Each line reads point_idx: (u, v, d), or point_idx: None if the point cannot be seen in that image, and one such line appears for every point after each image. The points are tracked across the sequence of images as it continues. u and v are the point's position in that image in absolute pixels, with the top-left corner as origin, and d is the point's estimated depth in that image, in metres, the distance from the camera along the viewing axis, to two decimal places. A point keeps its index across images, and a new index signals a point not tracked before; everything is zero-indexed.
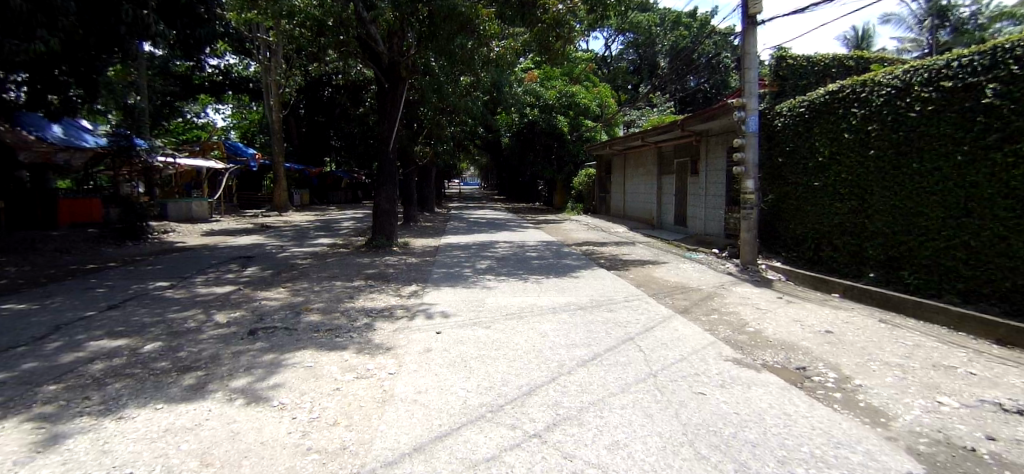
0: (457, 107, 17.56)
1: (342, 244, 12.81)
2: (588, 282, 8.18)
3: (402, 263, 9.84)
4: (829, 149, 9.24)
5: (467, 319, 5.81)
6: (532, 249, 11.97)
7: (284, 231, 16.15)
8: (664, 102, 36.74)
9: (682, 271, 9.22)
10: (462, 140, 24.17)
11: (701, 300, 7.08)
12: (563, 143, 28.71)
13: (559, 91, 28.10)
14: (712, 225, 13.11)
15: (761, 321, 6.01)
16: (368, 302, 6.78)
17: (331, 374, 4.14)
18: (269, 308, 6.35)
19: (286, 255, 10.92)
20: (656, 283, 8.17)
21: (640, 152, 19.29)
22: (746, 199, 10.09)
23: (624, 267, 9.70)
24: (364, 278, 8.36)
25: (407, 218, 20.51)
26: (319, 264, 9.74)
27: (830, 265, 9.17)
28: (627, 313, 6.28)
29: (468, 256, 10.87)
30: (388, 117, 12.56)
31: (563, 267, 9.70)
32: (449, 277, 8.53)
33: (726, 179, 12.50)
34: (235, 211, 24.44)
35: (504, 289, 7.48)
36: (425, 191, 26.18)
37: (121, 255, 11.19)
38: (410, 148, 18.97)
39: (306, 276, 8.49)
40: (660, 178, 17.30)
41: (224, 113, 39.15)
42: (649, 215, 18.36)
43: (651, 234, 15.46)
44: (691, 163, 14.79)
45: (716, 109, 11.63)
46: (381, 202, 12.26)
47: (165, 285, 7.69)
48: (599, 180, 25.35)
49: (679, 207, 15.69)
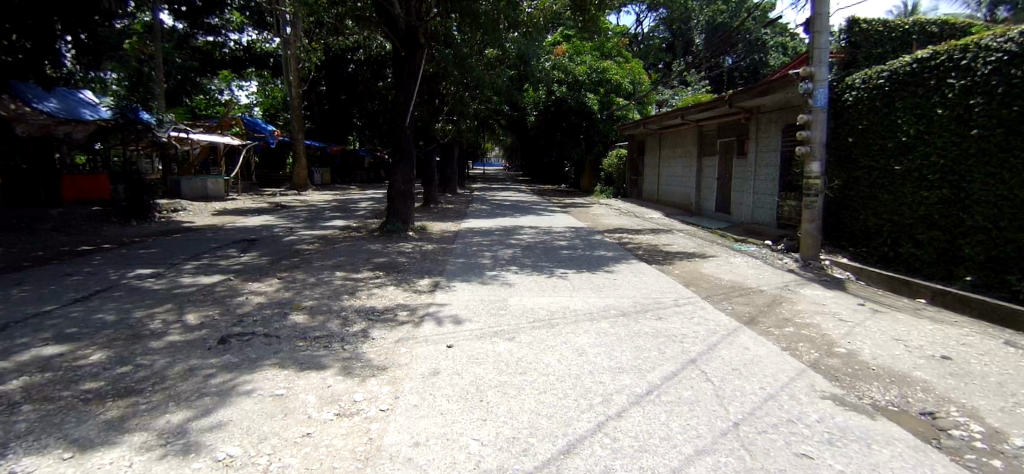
0: (481, 82, 16.31)
1: (355, 226, 11.93)
2: (627, 279, 7.01)
3: (415, 250, 8.85)
4: (915, 128, 7.62)
5: (484, 329, 4.74)
6: (559, 236, 10.88)
7: (298, 211, 15.42)
8: (699, 80, 34.52)
9: (733, 267, 7.96)
10: (486, 117, 22.95)
11: (766, 306, 5.86)
12: (593, 123, 26.89)
13: (588, 66, 26.51)
14: (763, 213, 11.67)
15: (852, 340, 4.78)
16: (369, 300, 5.79)
17: (305, 410, 3.19)
18: (252, 307, 5.46)
19: (292, 239, 10.10)
20: (706, 282, 6.96)
21: (679, 132, 17.67)
22: (810, 185, 8.59)
23: (664, 261, 8.49)
24: (369, 268, 7.39)
25: (427, 199, 19.53)
26: (324, 250, 8.85)
27: (911, 264, 7.71)
28: (679, 324, 5.10)
29: (489, 243, 9.79)
30: (400, 91, 11.36)
31: (595, 259, 8.54)
32: (466, 269, 7.48)
33: (783, 161, 10.97)
34: (253, 189, 23.93)
35: (529, 288, 6.36)
36: (447, 171, 25.18)
37: (123, 235, 10.61)
38: (431, 125, 17.86)
39: (305, 265, 7.57)
40: (701, 160, 15.77)
41: (248, 91, 38.89)
42: (687, 201, 16.87)
43: (690, 221, 14.07)
44: (738, 143, 13.28)
45: (774, 81, 10.08)
46: (396, 182, 11.14)
47: (149, 273, 6.93)
48: (631, 161, 23.83)
49: (723, 192, 14.21)
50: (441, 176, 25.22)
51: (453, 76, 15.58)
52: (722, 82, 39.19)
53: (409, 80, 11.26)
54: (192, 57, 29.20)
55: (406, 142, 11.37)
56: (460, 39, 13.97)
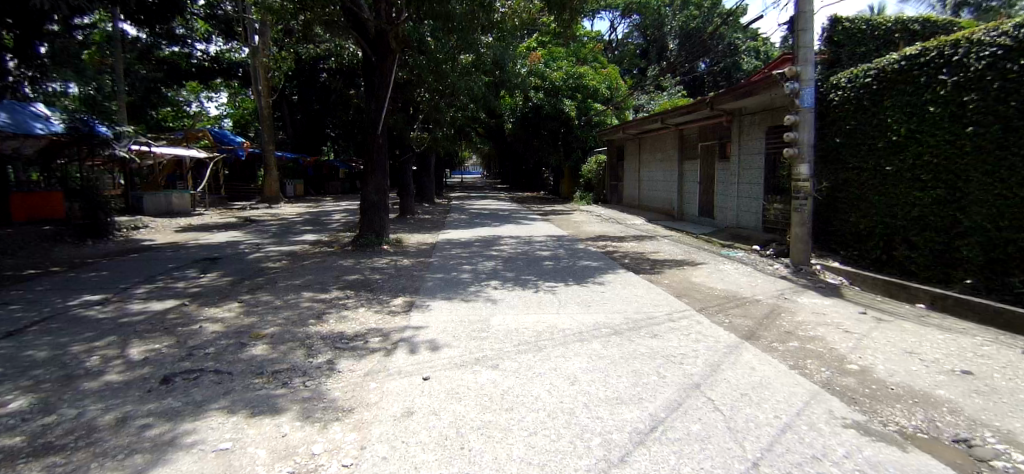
0: (458, 89, 15.91)
1: (328, 240, 11.30)
2: (616, 291, 6.62)
3: (391, 266, 8.31)
4: (907, 127, 7.48)
5: (466, 356, 4.27)
6: (542, 246, 10.47)
7: (267, 225, 14.67)
8: (674, 86, 34.88)
9: (726, 275, 7.64)
10: (464, 125, 22.53)
11: (766, 318, 5.53)
12: (570, 129, 26.75)
13: (566, 72, 26.39)
14: (748, 217, 11.52)
15: (864, 356, 4.47)
16: (339, 325, 5.24)
17: (255, 466, 2.59)
18: (207, 337, 4.84)
19: (258, 256, 9.43)
20: (700, 292, 6.61)
21: (659, 136, 17.57)
22: (799, 188, 8.41)
23: (654, 269, 8.13)
24: (340, 288, 6.82)
25: (403, 209, 18.94)
26: (293, 268, 8.23)
27: (905, 267, 7.53)
28: (677, 341, 4.72)
29: (469, 255, 9.31)
30: (374, 98, 10.88)
31: (582, 270, 8.13)
32: (445, 285, 6.99)
33: (768, 163, 10.85)
34: (223, 203, 22.98)
35: (513, 305, 5.92)
36: (425, 181, 24.67)
37: (73, 256, 9.76)
38: (407, 133, 17.33)
39: (270, 285, 6.95)
40: (682, 165, 15.65)
41: (217, 101, 37.70)
42: (668, 205, 16.74)
43: (673, 227, 13.88)
44: (720, 146, 13.17)
45: (757, 83, 9.97)
46: (368, 193, 10.65)
47: (93, 300, 6.21)
48: (611, 167, 23.72)
49: (705, 196, 14.08)
50: (418, 185, 24.68)
51: (428, 82, 15.12)
52: (696, 87, 39.69)
53: (383, 86, 10.77)
54: (157, 67, 28.06)
55: (380, 151, 10.91)
56: (436, 44, 13.53)
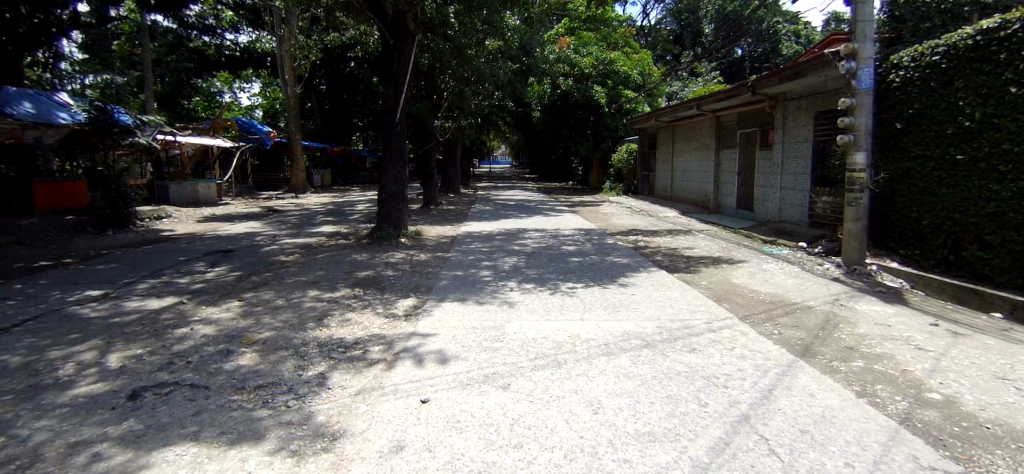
0: (481, 75, 15.29)
1: (346, 232, 10.96)
2: (647, 294, 5.95)
3: (404, 261, 7.84)
4: (982, 111, 6.41)
5: (471, 372, 3.71)
6: (567, 240, 9.83)
7: (289, 216, 14.53)
8: (710, 72, 33.15)
9: (769, 276, 6.86)
10: (489, 113, 21.92)
11: (821, 331, 4.78)
12: (600, 117, 25.82)
13: (595, 57, 25.34)
14: (793, 210, 10.57)
15: (946, 380, 3.69)
16: (337, 331, 4.79)
17: None
18: (195, 342, 4.50)
19: (271, 248, 9.17)
20: (742, 297, 5.88)
21: (695, 124, 16.55)
22: (853, 180, 7.46)
23: (688, 269, 7.42)
24: (347, 286, 6.39)
25: (426, 200, 18.45)
26: (303, 263, 7.91)
27: (976, 270, 6.50)
28: (719, 359, 4.06)
29: (489, 251, 8.76)
30: (391, 84, 10.06)
31: (608, 268, 7.48)
32: (460, 284, 6.45)
33: (817, 152, 9.87)
34: (250, 192, 23.16)
35: (531, 310, 5.33)
36: (449, 171, 24.23)
37: (92, 247, 9.78)
38: (429, 122, 16.86)
39: (275, 282, 6.61)
40: (719, 154, 14.65)
41: (248, 92, 38.29)
42: (704, 197, 15.74)
43: (708, 220, 12.99)
44: (761, 134, 12.19)
45: (806, 63, 8.99)
46: (386, 184, 9.84)
47: (95, 296, 6.03)
48: (642, 156, 22.69)
49: (744, 187, 13.09)
50: (443, 175, 24.27)
51: (450, 68, 14.54)
52: (733, 73, 37.76)
53: (400, 71, 9.99)
54: (188, 58, 28.51)
55: (398, 139, 10.13)
56: (456, 28, 12.91)
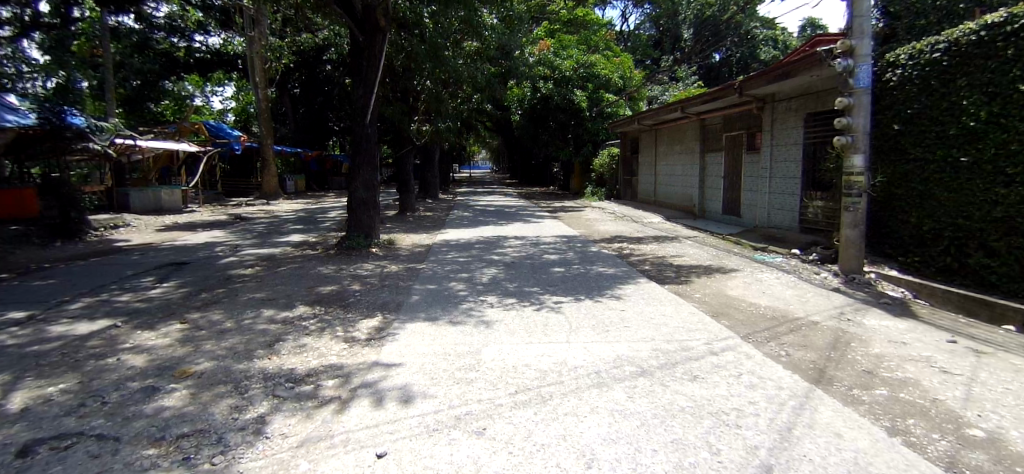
0: (459, 75, 14.71)
1: (314, 241, 10.24)
2: (638, 309, 5.41)
3: (373, 274, 7.19)
4: (987, 111, 6.09)
5: (440, 413, 3.07)
6: (550, 248, 9.31)
7: (255, 224, 13.68)
8: (688, 77, 33.32)
9: (767, 287, 6.41)
10: (468, 116, 21.28)
11: (833, 351, 4.33)
12: (580, 121, 25.26)
13: (576, 60, 25.06)
14: (782, 216, 10.25)
15: (983, 413, 3.23)
16: (288, 360, 4.14)
17: None
18: (119, 374, 3.78)
19: (229, 260, 8.40)
20: (741, 313, 5.39)
21: (678, 127, 16.27)
22: (852, 183, 7.13)
23: (680, 279, 6.93)
24: (306, 304, 5.72)
25: (402, 206, 17.76)
26: (263, 276, 7.20)
27: (982, 278, 6.18)
28: (726, 390, 3.53)
29: (466, 261, 8.18)
30: (362, 82, 9.43)
31: (595, 279, 6.94)
32: (433, 300, 5.84)
33: (807, 156, 9.58)
34: (218, 199, 22.15)
35: (510, 330, 4.75)
36: (428, 176, 23.56)
37: (30, 260, 8.82)
38: (405, 125, 16.20)
39: (226, 300, 5.89)
40: (704, 157, 14.37)
41: (220, 95, 36.99)
42: (688, 202, 15.45)
43: (694, 226, 12.64)
44: (747, 137, 11.92)
45: (798, 62, 8.66)
46: (355, 189, 9.21)
47: (12, 318, 5.21)
48: (624, 160, 22.46)
49: (730, 192, 12.81)
50: (422, 181, 23.58)
51: (426, 68, 13.93)
52: (710, 78, 38.04)
53: (371, 70, 9.29)
54: (152, 59, 27.08)
55: (369, 142, 9.44)
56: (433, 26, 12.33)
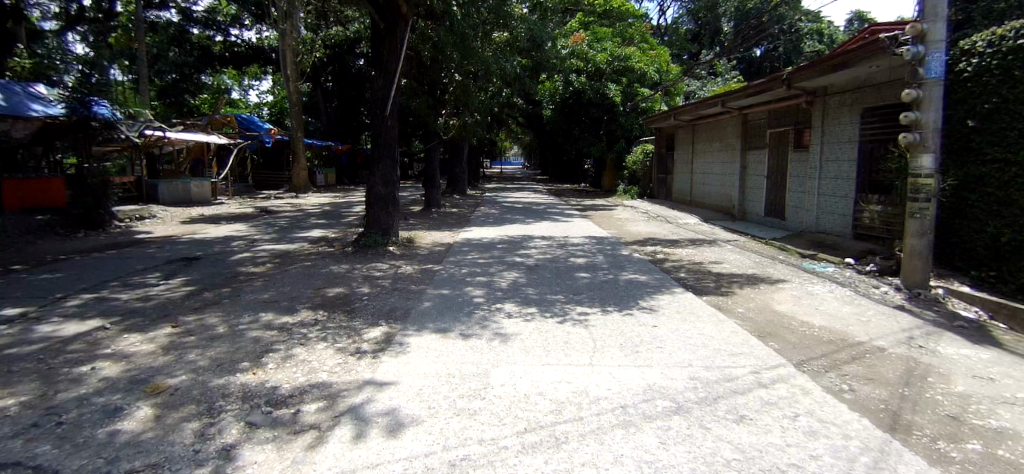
0: (487, 67, 14.21)
1: (332, 237, 9.98)
2: (672, 326, 4.77)
3: (385, 275, 6.78)
4: None
5: (431, 457, 2.56)
6: (577, 251, 8.72)
7: (278, 217, 13.60)
8: (729, 70, 31.74)
9: (819, 302, 5.66)
10: (498, 110, 20.76)
11: (907, 388, 3.58)
12: (614, 116, 24.42)
13: (610, 53, 24.15)
14: (834, 220, 9.29)
15: None
16: (273, 376, 3.78)
17: None
18: (90, 387, 3.50)
19: (242, 257, 8.21)
20: (791, 335, 4.68)
21: (718, 122, 15.29)
22: (920, 187, 6.21)
23: (716, 290, 6.25)
24: (307, 309, 5.36)
25: (427, 201, 17.41)
26: (272, 275, 6.94)
27: None
28: (781, 436, 2.85)
29: (487, 263, 7.67)
30: (382, 71, 8.94)
31: (624, 288, 6.32)
32: (444, 308, 5.37)
33: (864, 154, 8.60)
34: (248, 191, 22.43)
35: (525, 347, 4.20)
36: (456, 171, 23.20)
37: (54, 251, 8.94)
38: (431, 119, 15.84)
39: (227, 302, 5.63)
40: (746, 155, 13.41)
41: (256, 90, 37.79)
42: (728, 203, 14.49)
43: (734, 228, 11.76)
44: (794, 133, 10.96)
45: (858, 49, 7.70)
46: (375, 184, 8.77)
47: (10, 315, 5.10)
48: (659, 157, 21.50)
49: (774, 193, 11.85)
50: (449, 176, 23.25)
51: (452, 59, 13.46)
52: (752, 73, 36.25)
53: (392, 58, 8.80)
54: (189, 52, 27.73)
55: (390, 135, 8.94)
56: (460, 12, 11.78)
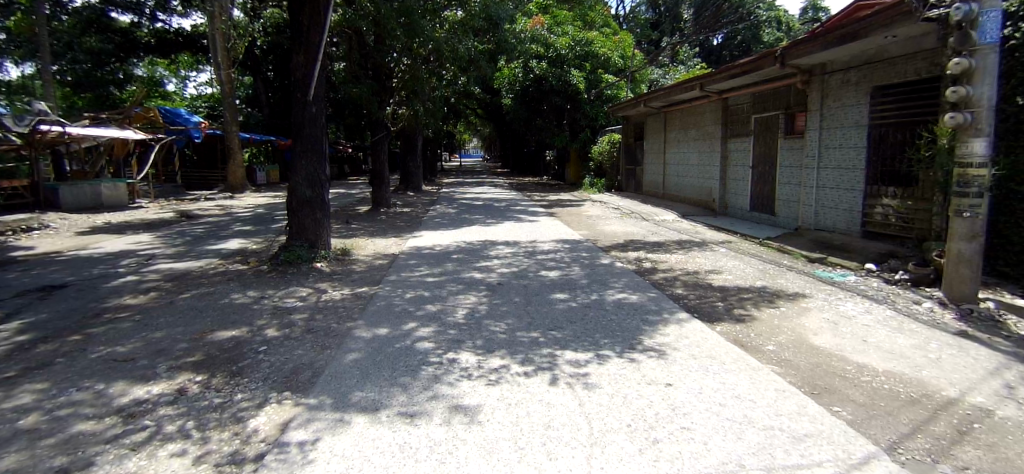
0: (437, 48, 12.97)
1: (253, 250, 8.15)
2: (693, 384, 3.35)
3: (302, 308, 5.10)
4: None
5: None
6: (548, 261, 7.25)
7: (197, 225, 11.52)
8: (690, 59, 31.16)
9: (864, 332, 4.43)
10: (451, 100, 19.09)
11: None
12: (578, 105, 23.08)
13: (572, 37, 22.86)
14: (838, 215, 8.21)
15: None
16: None
17: None
18: None
19: (122, 282, 6.29)
20: (854, 397, 3.35)
21: (693, 108, 14.22)
22: (969, 178, 5.09)
23: (732, 312, 4.92)
24: (173, 373, 3.59)
25: (376, 201, 15.56)
26: (151, 310, 5.13)
27: None
28: None
29: (437, 282, 6.13)
30: (302, 42, 7.16)
31: (613, 314, 4.86)
32: (374, 360, 3.78)
33: (873, 140, 7.55)
34: (176, 193, 20.00)
35: (484, 442, 2.57)
36: (410, 166, 21.34)
37: None
38: (376, 109, 14.01)
39: (57, 362, 3.83)
40: (727, 143, 12.34)
41: (190, 81, 34.53)
42: (706, 196, 13.43)
43: (719, 226, 10.64)
44: (785, 119, 9.90)
45: (877, 15, 6.52)
46: (298, 185, 7.10)
47: None
48: (627, 148, 20.41)
49: (762, 185, 10.77)
50: (403, 171, 21.37)
51: (395, 38, 12.13)
52: (711, 62, 35.67)
53: (316, 26, 7.07)
54: (110, 39, 24.41)
55: (316, 123, 7.23)
56: None
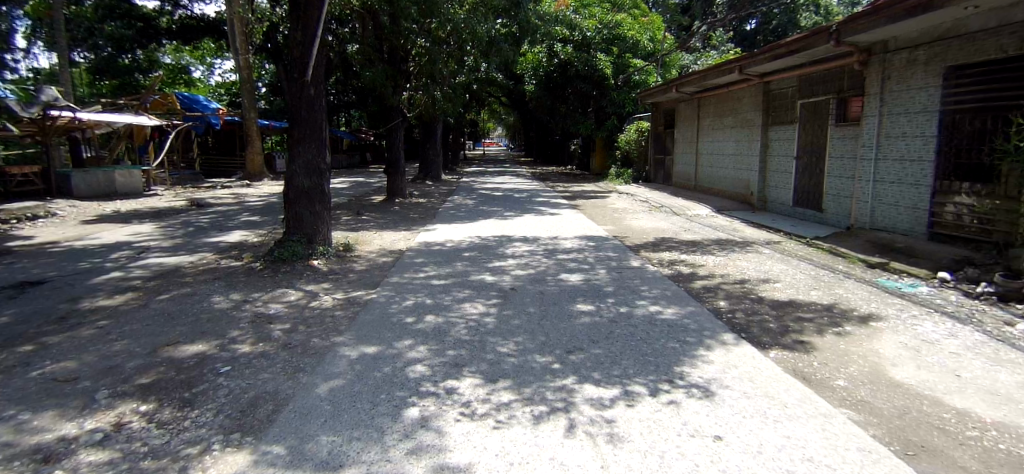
0: (455, 28, 12.25)
1: (252, 244, 7.68)
2: (747, 440, 2.56)
3: (285, 318, 4.55)
4: None
5: None
6: (570, 263, 6.54)
7: (206, 214, 11.19)
8: (722, 43, 29.57)
9: (956, 364, 3.57)
10: (473, 87, 18.41)
11: None
12: (604, 91, 21.98)
13: (599, 20, 21.80)
14: (900, 214, 7.22)
15: None
16: None
17: None
18: None
19: (106, 279, 5.87)
20: (966, 462, 2.45)
21: (731, 92, 13.15)
22: None
23: (783, 334, 4.14)
24: (112, 401, 3.05)
25: (392, 190, 15.02)
26: (125, 315, 4.67)
27: None
28: None
29: (444, 287, 5.48)
30: (299, 17, 6.51)
31: (641, 334, 4.13)
32: (351, 391, 3.13)
33: (946, 128, 6.54)
34: (193, 180, 19.95)
35: None
36: (428, 154, 20.76)
37: None
38: (392, 95, 13.40)
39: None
40: (768, 131, 11.30)
41: (215, 69, 34.72)
42: (742, 189, 12.43)
43: (758, 223, 9.72)
44: (837, 104, 8.87)
45: None
46: (296, 176, 6.54)
47: None
48: (656, 136, 19.34)
49: (807, 178, 9.77)
50: (422, 160, 20.78)
51: (409, 18, 11.65)
52: (745, 50, 33.88)
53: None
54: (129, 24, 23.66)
55: (314, 107, 6.62)
56: None
